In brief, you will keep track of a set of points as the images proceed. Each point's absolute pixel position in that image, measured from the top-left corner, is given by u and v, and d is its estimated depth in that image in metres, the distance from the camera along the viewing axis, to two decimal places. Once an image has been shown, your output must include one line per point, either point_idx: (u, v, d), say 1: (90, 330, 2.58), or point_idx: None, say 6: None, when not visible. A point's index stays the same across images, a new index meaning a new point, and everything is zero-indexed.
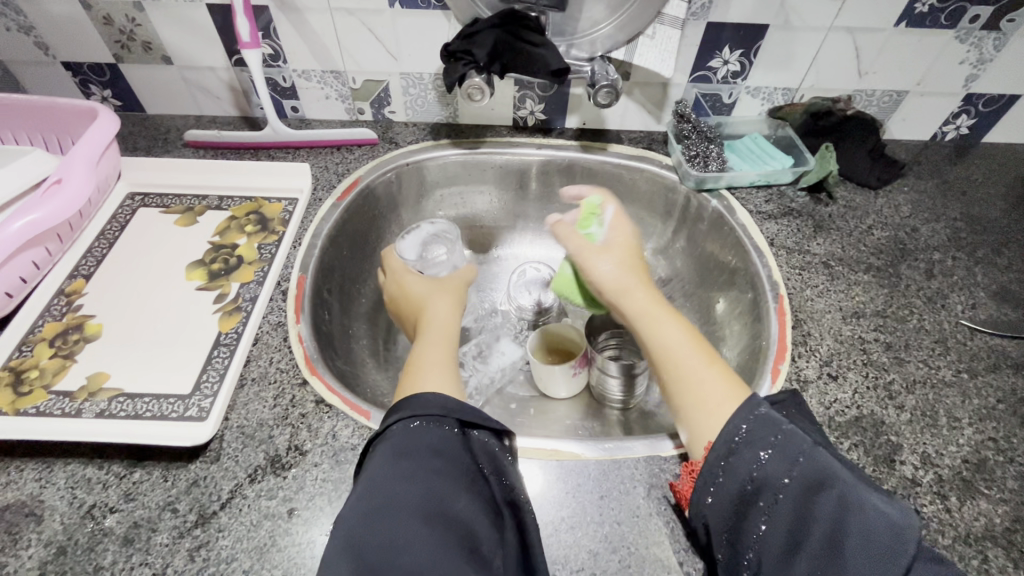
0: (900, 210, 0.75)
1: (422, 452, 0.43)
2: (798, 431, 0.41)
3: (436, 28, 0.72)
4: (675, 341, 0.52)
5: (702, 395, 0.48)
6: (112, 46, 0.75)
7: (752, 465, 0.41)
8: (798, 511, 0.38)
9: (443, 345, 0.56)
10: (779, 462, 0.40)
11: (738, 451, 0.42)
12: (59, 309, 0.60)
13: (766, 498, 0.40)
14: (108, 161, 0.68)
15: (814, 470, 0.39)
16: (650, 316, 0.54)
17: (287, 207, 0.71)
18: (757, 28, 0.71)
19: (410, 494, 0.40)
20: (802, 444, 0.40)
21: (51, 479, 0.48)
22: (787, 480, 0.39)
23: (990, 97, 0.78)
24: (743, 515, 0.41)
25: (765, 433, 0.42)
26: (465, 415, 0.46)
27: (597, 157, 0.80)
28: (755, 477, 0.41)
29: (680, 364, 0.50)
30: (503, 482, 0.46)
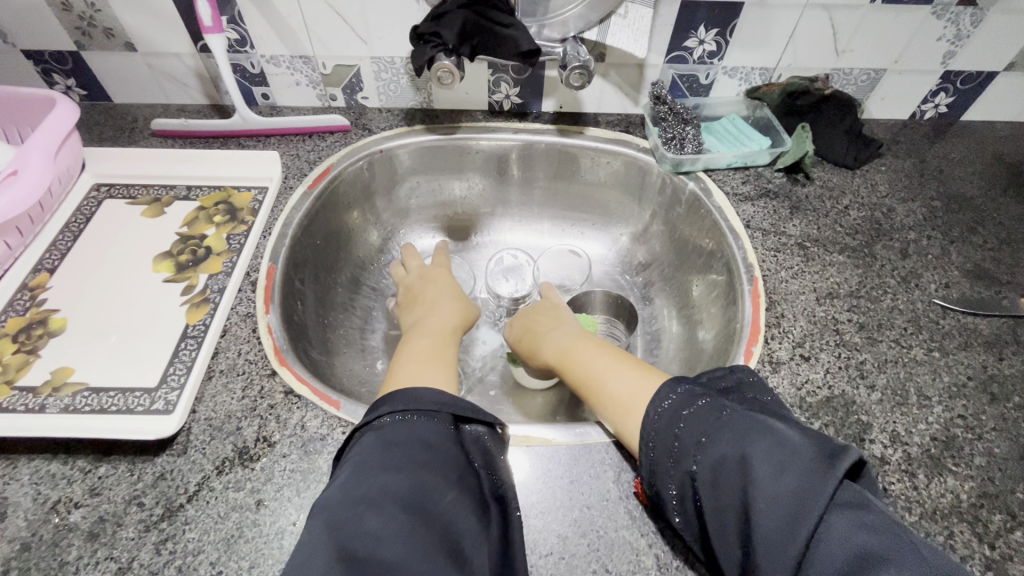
0: (877, 190, 0.74)
1: (411, 444, 0.42)
2: (706, 406, 0.42)
3: (405, 9, 0.70)
4: (591, 361, 0.56)
5: (619, 396, 0.50)
6: (72, 32, 0.73)
7: (672, 452, 0.42)
8: (715, 484, 0.38)
9: (433, 341, 0.58)
10: (693, 439, 0.41)
11: (659, 434, 0.43)
12: (22, 304, 0.59)
13: (690, 480, 0.40)
14: (69, 152, 0.66)
15: (720, 441, 0.39)
16: (564, 348, 0.59)
17: (256, 197, 0.70)
18: (732, 5, 0.69)
19: (396, 485, 0.39)
20: (710, 418, 0.41)
21: (14, 475, 0.48)
22: (696, 467, 0.40)
23: (968, 74, 0.77)
24: (681, 496, 0.41)
25: (671, 421, 0.43)
26: (458, 409, 0.46)
27: (575, 141, 0.79)
28: (676, 464, 0.42)
29: (598, 377, 0.54)
30: (493, 475, 0.45)
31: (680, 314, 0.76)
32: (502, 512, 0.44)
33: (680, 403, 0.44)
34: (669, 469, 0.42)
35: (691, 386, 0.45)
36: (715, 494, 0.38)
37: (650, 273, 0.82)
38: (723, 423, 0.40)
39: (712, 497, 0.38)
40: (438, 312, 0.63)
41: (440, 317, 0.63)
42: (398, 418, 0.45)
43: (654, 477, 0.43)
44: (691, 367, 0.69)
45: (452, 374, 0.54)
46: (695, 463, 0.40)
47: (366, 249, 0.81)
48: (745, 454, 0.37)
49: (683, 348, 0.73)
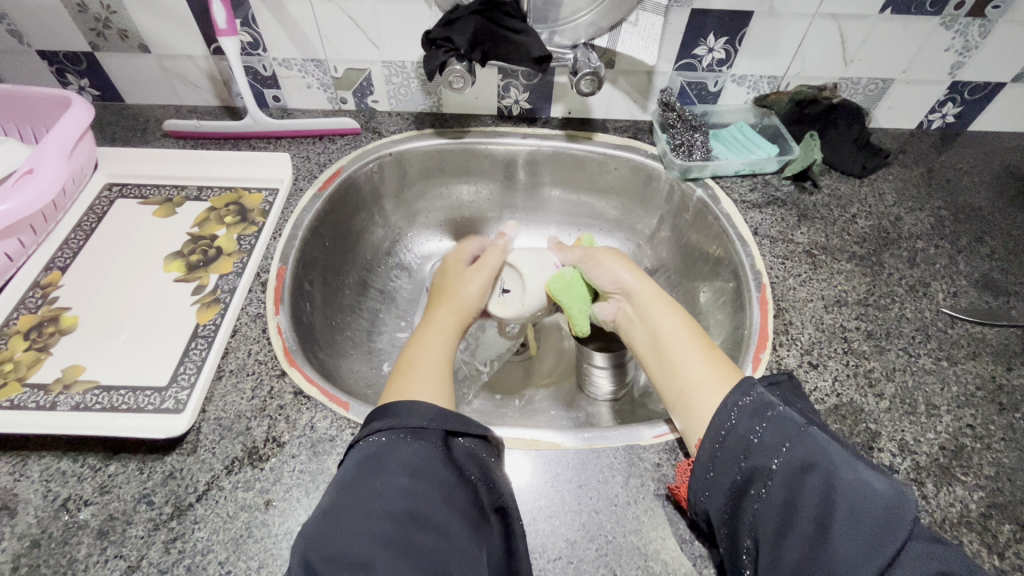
0: (884, 199, 0.75)
1: (394, 466, 0.42)
2: (790, 413, 0.42)
3: (417, 15, 0.71)
4: (678, 329, 0.55)
5: (702, 379, 0.50)
6: (87, 33, 0.74)
7: (744, 448, 0.42)
8: (791, 488, 0.38)
9: (444, 345, 0.57)
10: (773, 442, 0.41)
11: (736, 429, 0.43)
12: (35, 301, 0.59)
13: (760, 478, 0.40)
14: (83, 152, 0.67)
15: (807, 452, 0.39)
16: (652, 307, 0.58)
17: (267, 198, 0.71)
18: (742, 14, 0.70)
19: (379, 509, 0.39)
20: (793, 426, 0.41)
21: (25, 472, 0.48)
22: (774, 467, 0.40)
23: (976, 84, 0.78)
24: (740, 493, 0.41)
25: (753, 420, 0.43)
26: (449, 424, 0.45)
27: (583, 147, 0.80)
28: (747, 460, 0.41)
29: (682, 349, 0.53)
30: (489, 487, 0.45)
31: None
32: (504, 523, 0.44)
33: (766, 399, 0.44)
34: (735, 463, 0.42)
35: None
36: (786, 497, 0.38)
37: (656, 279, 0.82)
38: (809, 438, 0.40)
39: (784, 498, 0.39)
40: (470, 286, 0.64)
41: (470, 296, 0.64)
42: (384, 438, 0.44)
43: (716, 467, 0.43)
44: None
45: (455, 388, 0.53)
46: (774, 462, 0.40)
47: (374, 252, 0.82)
48: (835, 470, 0.38)
49: None
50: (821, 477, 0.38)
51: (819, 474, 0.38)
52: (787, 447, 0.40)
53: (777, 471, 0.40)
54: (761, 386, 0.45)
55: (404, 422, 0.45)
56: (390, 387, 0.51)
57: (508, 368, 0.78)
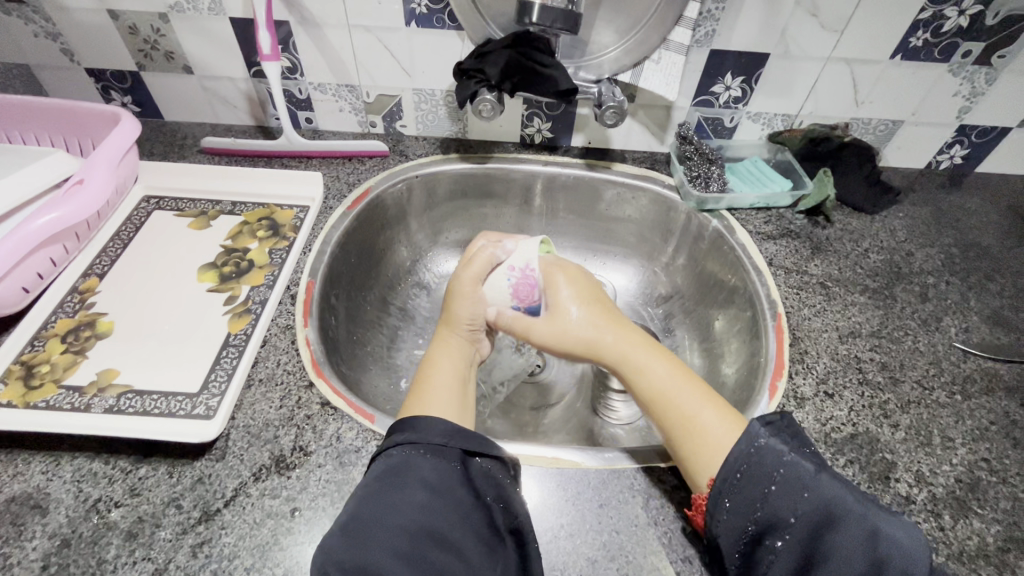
0: (895, 235, 0.77)
1: (414, 482, 0.42)
2: (801, 459, 0.42)
3: (450, 47, 0.74)
4: (667, 381, 0.52)
5: (701, 430, 0.47)
6: (135, 54, 0.77)
7: (760, 497, 0.41)
8: (812, 542, 0.39)
9: (458, 365, 0.56)
10: (789, 492, 0.41)
11: (753, 474, 0.42)
12: (72, 306, 0.61)
13: (777, 530, 0.40)
14: (127, 165, 0.70)
15: (823, 500, 0.39)
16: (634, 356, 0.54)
17: (298, 215, 0.73)
18: (759, 56, 0.73)
19: (397, 524, 0.39)
20: (807, 475, 0.41)
21: (57, 472, 0.49)
22: (793, 518, 0.40)
23: (983, 128, 0.81)
24: (758, 538, 0.41)
25: (770, 467, 0.42)
26: (466, 443, 0.45)
27: (602, 175, 0.82)
28: (764, 509, 0.41)
29: (675, 406, 0.50)
30: (506, 509, 0.44)
31: (702, 347, 0.77)
32: (519, 544, 0.43)
33: (776, 444, 0.43)
34: (753, 512, 0.41)
35: None
36: (800, 549, 0.39)
37: (670, 306, 0.84)
38: (824, 483, 0.40)
39: (803, 549, 0.39)
40: (475, 302, 0.58)
41: (475, 313, 0.58)
42: (405, 450, 0.44)
43: (730, 510, 0.43)
44: None
45: (472, 409, 0.53)
46: (793, 516, 0.40)
47: (397, 270, 0.84)
48: (852, 520, 0.38)
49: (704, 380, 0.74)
50: (841, 531, 0.38)
51: (839, 528, 0.38)
52: (808, 496, 0.40)
53: (796, 525, 0.40)
54: (765, 432, 0.43)
55: (424, 437, 0.45)
56: (411, 402, 0.51)
57: (523, 388, 0.79)
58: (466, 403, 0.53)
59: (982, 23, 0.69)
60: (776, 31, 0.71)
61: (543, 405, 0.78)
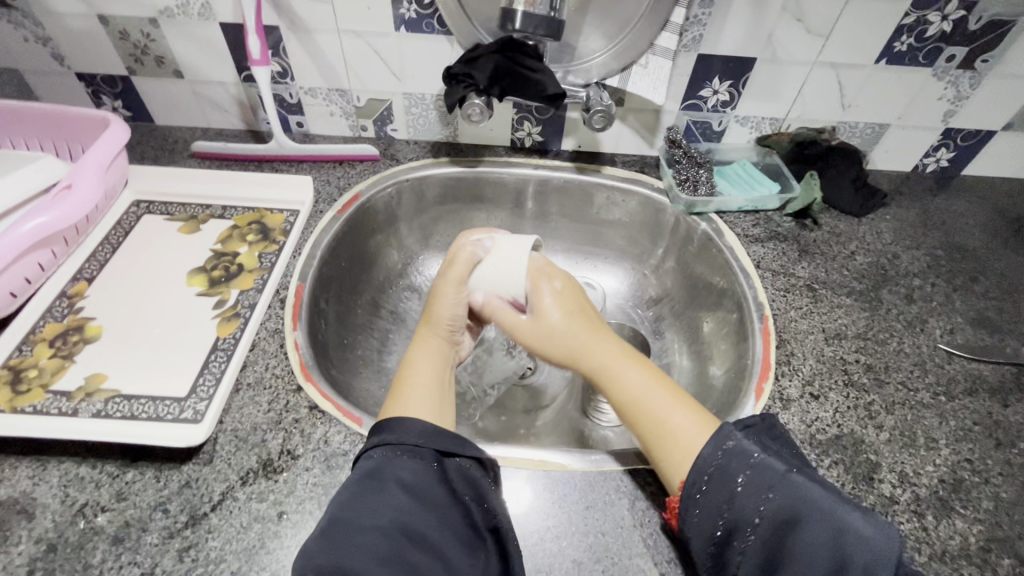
0: (882, 238, 0.78)
1: (390, 484, 0.42)
2: (770, 460, 0.43)
3: (439, 52, 0.75)
4: (641, 389, 0.52)
5: (671, 435, 0.48)
6: (126, 59, 0.78)
7: (727, 498, 0.42)
8: (775, 541, 0.39)
9: (437, 367, 0.55)
10: (755, 491, 0.41)
11: (719, 473, 0.43)
12: (61, 310, 0.61)
13: (743, 530, 0.41)
14: (116, 169, 0.70)
15: (789, 499, 0.40)
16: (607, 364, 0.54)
17: (289, 218, 0.73)
18: (746, 61, 0.74)
19: (372, 527, 0.39)
20: (771, 476, 0.41)
21: (44, 477, 0.49)
22: (758, 518, 0.40)
23: (968, 131, 0.81)
24: (726, 538, 0.41)
25: (738, 466, 0.43)
26: (441, 443, 0.45)
27: (592, 178, 0.83)
28: (731, 511, 0.42)
29: (648, 410, 0.50)
30: (484, 508, 0.44)
31: (691, 349, 0.78)
32: (499, 544, 0.43)
33: (744, 446, 0.44)
34: (719, 513, 0.42)
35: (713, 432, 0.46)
36: (770, 548, 0.39)
37: (660, 308, 0.84)
38: (791, 482, 0.41)
39: (768, 548, 0.39)
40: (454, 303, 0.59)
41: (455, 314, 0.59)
42: (381, 453, 0.44)
43: (701, 512, 0.43)
44: (701, 401, 0.70)
45: (451, 408, 0.53)
46: (757, 515, 0.40)
47: (388, 273, 0.84)
48: (818, 518, 0.38)
49: (693, 382, 0.74)
50: (803, 531, 0.38)
51: (800, 527, 0.38)
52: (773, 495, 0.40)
53: (760, 525, 0.40)
54: (739, 432, 0.45)
55: (400, 439, 0.45)
56: (389, 403, 0.51)
57: (514, 390, 0.79)
58: (447, 406, 0.53)
59: (965, 28, 0.70)
60: (762, 35, 0.71)
61: (534, 407, 0.78)
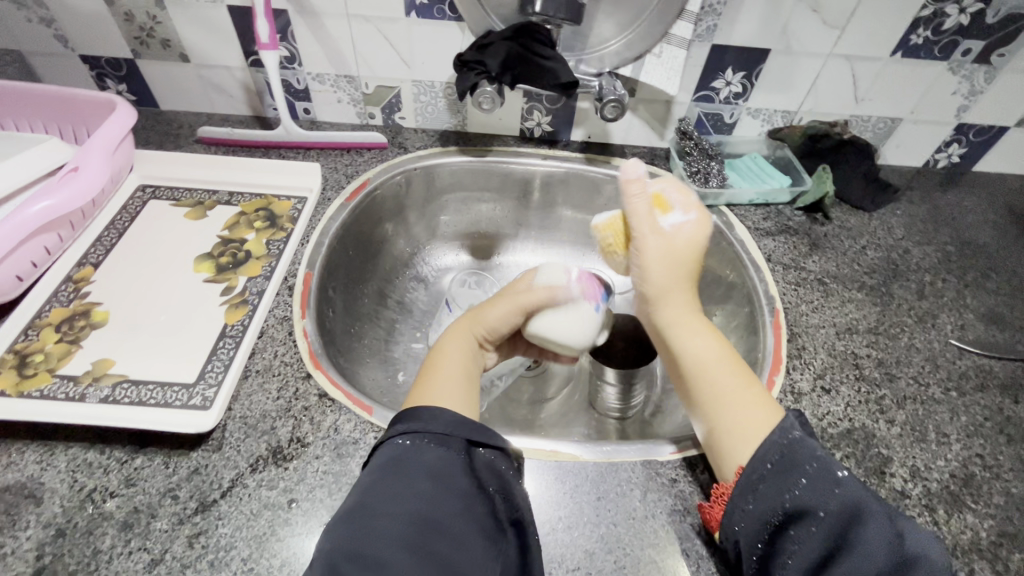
0: (893, 233, 0.77)
1: (420, 472, 0.41)
2: (834, 460, 0.42)
3: (450, 38, 0.74)
4: (711, 356, 0.52)
5: (742, 411, 0.48)
6: (131, 41, 0.76)
7: (791, 490, 0.41)
8: (837, 535, 0.38)
9: (469, 361, 0.55)
10: (820, 486, 0.41)
11: (788, 456, 0.43)
12: (67, 295, 0.61)
13: (806, 520, 0.40)
14: (122, 153, 0.69)
15: (853, 496, 0.40)
16: (683, 328, 0.55)
17: (296, 206, 0.73)
18: (760, 52, 0.73)
19: (400, 514, 0.39)
20: (837, 472, 0.41)
21: (52, 462, 0.48)
22: (823, 513, 0.39)
23: (980, 127, 0.81)
24: (782, 527, 0.41)
25: (807, 459, 0.42)
26: (472, 433, 0.45)
27: (602, 169, 0.82)
28: (792, 500, 0.41)
29: (716, 380, 0.51)
30: (508, 500, 0.44)
31: None
32: (520, 537, 0.43)
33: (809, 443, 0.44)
34: (781, 501, 0.41)
35: None
36: (829, 539, 0.39)
37: None
38: (852, 483, 0.40)
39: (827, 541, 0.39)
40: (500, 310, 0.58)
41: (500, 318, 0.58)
42: (409, 440, 0.44)
43: (757, 501, 0.42)
44: None
45: (477, 400, 0.53)
46: (822, 509, 0.40)
47: (394, 262, 0.83)
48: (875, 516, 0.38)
49: None
50: (870, 525, 0.38)
51: (868, 521, 0.38)
52: (836, 490, 0.40)
53: (825, 518, 0.39)
54: (800, 431, 0.44)
55: (429, 427, 0.44)
56: (414, 395, 0.50)
57: (521, 381, 0.79)
58: (472, 394, 0.53)
59: (982, 21, 0.69)
60: (777, 26, 0.70)
61: (539, 399, 0.78)
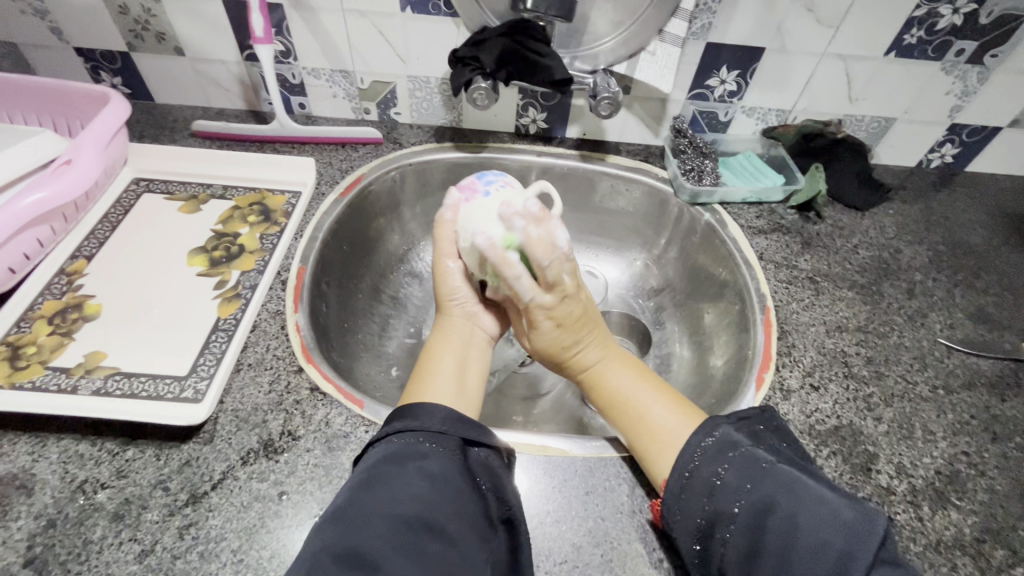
0: (885, 232, 0.77)
1: (412, 470, 0.42)
2: (755, 452, 0.44)
3: (445, 34, 0.74)
4: (630, 386, 0.55)
5: (655, 429, 0.50)
6: (126, 34, 0.76)
7: (708, 491, 0.43)
8: (755, 530, 0.40)
9: (459, 350, 0.57)
10: (734, 483, 0.42)
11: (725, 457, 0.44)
12: (60, 288, 0.61)
13: (723, 521, 0.41)
14: (116, 147, 0.69)
15: (771, 487, 0.41)
16: (604, 364, 0.57)
17: (290, 200, 0.73)
18: (754, 50, 0.73)
19: (393, 512, 0.39)
20: (756, 465, 0.43)
21: (43, 453, 0.49)
22: (736, 510, 0.41)
23: (973, 127, 0.81)
24: (709, 529, 0.42)
25: (715, 462, 0.44)
26: (466, 431, 0.46)
27: (596, 166, 0.82)
28: (711, 503, 0.43)
29: (632, 409, 0.53)
30: (500, 499, 0.44)
31: (692, 339, 0.78)
32: (511, 535, 0.43)
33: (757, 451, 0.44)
34: (701, 504, 0.43)
35: (718, 416, 0.47)
36: (752, 534, 0.40)
37: (661, 299, 0.84)
38: (772, 472, 0.42)
39: (748, 536, 0.40)
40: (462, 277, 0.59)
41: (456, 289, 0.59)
42: (402, 439, 0.45)
43: (683, 505, 0.44)
44: (701, 391, 0.70)
45: (476, 396, 0.54)
46: (735, 506, 0.41)
47: (389, 258, 0.83)
48: (798, 502, 0.39)
49: (693, 373, 0.74)
50: (782, 515, 0.39)
51: (778, 511, 0.39)
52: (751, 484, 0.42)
53: (739, 515, 0.41)
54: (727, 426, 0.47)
55: (423, 425, 0.45)
56: (412, 391, 0.51)
57: (514, 377, 0.79)
58: (471, 385, 0.54)
59: (976, 22, 0.69)
60: (772, 25, 0.71)
61: (532, 395, 0.78)
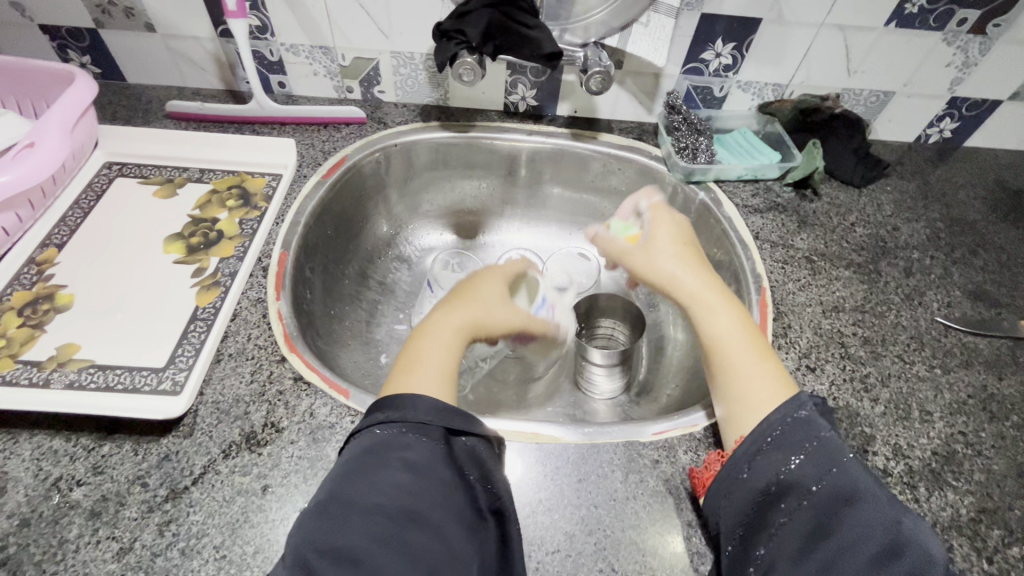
0: (882, 210, 0.76)
1: (395, 462, 0.40)
2: (836, 440, 0.41)
3: (428, 6, 0.70)
4: (728, 328, 0.52)
5: (747, 390, 0.48)
6: (92, 10, 0.72)
7: (784, 464, 0.41)
8: (821, 516, 0.38)
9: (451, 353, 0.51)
10: (816, 464, 0.40)
11: (751, 441, 0.43)
12: (29, 278, 0.58)
13: (793, 499, 0.40)
14: (84, 128, 0.66)
15: (851, 478, 0.39)
16: (702, 302, 0.54)
17: (270, 183, 0.70)
18: (750, 21, 0.71)
19: (376, 505, 0.38)
20: (838, 453, 0.41)
21: (15, 450, 0.47)
22: (815, 488, 0.39)
23: (974, 101, 0.79)
24: (771, 500, 0.41)
25: (802, 439, 0.42)
26: (451, 421, 0.44)
27: (587, 145, 0.80)
28: (786, 476, 0.41)
29: (727, 352, 0.51)
30: (489, 490, 0.43)
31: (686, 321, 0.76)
32: (500, 527, 0.42)
33: (817, 419, 0.43)
34: (775, 472, 0.41)
35: None
36: (818, 517, 0.38)
37: None
38: (854, 466, 0.40)
39: (816, 520, 0.38)
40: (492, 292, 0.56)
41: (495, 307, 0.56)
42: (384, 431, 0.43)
43: (752, 470, 0.42)
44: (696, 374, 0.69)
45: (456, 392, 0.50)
46: (815, 484, 0.40)
47: (375, 242, 0.81)
48: (871, 502, 0.38)
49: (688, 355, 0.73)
50: (859, 508, 0.38)
51: (857, 504, 0.38)
52: (834, 471, 0.40)
53: (816, 495, 0.39)
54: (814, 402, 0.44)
55: (406, 416, 0.43)
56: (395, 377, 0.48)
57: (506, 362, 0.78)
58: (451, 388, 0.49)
59: None
60: None
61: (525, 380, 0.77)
